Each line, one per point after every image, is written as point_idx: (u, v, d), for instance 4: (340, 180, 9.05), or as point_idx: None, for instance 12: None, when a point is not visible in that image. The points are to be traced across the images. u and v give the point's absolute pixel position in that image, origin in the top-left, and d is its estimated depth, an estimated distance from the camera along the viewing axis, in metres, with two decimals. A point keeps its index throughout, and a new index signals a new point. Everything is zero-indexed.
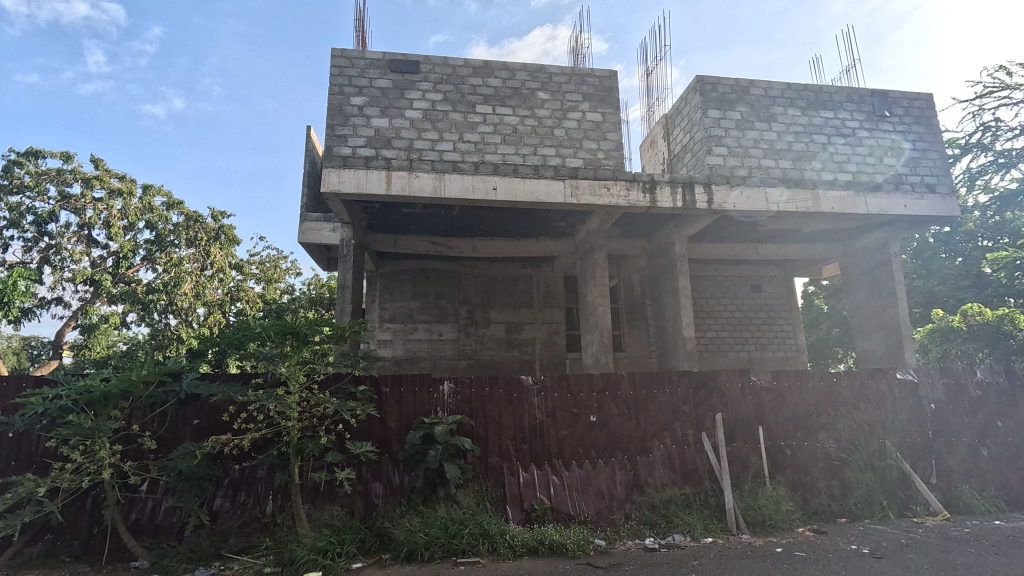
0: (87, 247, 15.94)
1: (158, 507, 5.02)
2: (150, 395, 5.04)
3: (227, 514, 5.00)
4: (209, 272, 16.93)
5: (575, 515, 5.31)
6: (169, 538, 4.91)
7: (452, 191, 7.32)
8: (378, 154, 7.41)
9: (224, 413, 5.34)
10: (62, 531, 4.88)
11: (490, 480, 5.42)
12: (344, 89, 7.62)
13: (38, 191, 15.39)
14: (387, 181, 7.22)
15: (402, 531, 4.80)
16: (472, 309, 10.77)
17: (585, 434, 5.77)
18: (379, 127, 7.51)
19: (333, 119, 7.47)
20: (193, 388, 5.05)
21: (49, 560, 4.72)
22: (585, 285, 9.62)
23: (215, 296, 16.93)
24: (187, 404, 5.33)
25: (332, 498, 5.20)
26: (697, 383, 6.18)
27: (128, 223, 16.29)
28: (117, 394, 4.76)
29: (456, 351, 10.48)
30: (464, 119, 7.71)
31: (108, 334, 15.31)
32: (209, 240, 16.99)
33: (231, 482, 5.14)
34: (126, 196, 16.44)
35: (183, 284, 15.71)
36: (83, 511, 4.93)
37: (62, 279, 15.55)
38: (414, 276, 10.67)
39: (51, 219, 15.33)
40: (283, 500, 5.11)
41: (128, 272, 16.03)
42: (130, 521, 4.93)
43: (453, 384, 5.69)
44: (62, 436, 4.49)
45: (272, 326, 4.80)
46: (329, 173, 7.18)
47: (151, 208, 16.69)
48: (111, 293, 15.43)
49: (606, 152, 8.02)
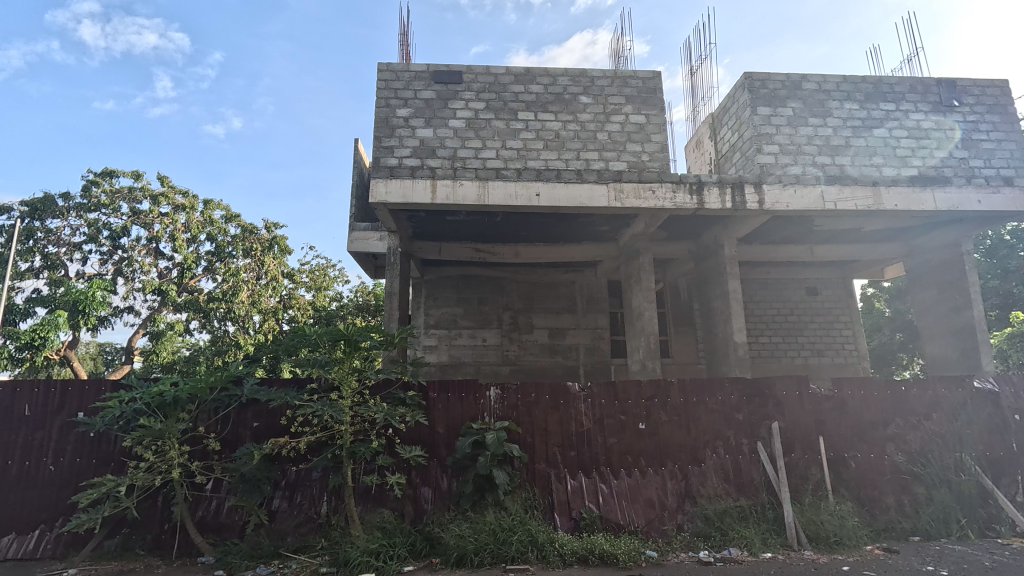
0: (155, 259, 17.08)
1: (222, 505, 5.29)
2: (214, 399, 5.31)
3: (285, 514, 5.21)
4: (264, 281, 17.74)
5: (624, 524, 5.19)
6: (232, 536, 5.14)
7: (496, 197, 7.40)
8: (423, 164, 7.59)
9: (281, 416, 5.56)
10: (136, 526, 5.20)
11: (537, 488, 5.40)
12: (389, 101, 7.82)
13: (113, 208, 16.63)
14: (433, 190, 7.40)
15: (452, 536, 4.83)
16: (515, 315, 10.79)
17: (633, 442, 5.66)
18: (423, 137, 7.67)
19: (380, 131, 7.69)
20: (253, 393, 5.29)
21: (125, 553, 5.05)
22: (630, 291, 9.42)
23: (269, 303, 17.78)
24: (247, 407, 5.59)
25: (383, 502, 5.32)
26: (751, 390, 5.94)
27: (191, 236, 17.36)
28: (186, 397, 5.04)
29: (500, 357, 10.52)
30: (507, 126, 7.77)
31: (173, 340, 16.38)
32: (263, 251, 17.91)
33: (289, 484, 5.35)
34: (189, 211, 17.52)
35: (240, 293, 16.64)
36: (155, 507, 5.24)
37: (133, 289, 16.71)
38: (457, 282, 10.81)
39: (123, 234, 16.53)
40: (337, 501, 5.27)
41: (191, 282, 17.08)
42: (196, 519, 5.21)
43: (499, 390, 5.71)
44: (136, 436, 4.78)
45: (326, 334, 4.97)
46: (377, 183, 7.40)
47: (211, 221, 17.73)
48: (176, 302, 16.49)
49: (651, 154, 7.87)
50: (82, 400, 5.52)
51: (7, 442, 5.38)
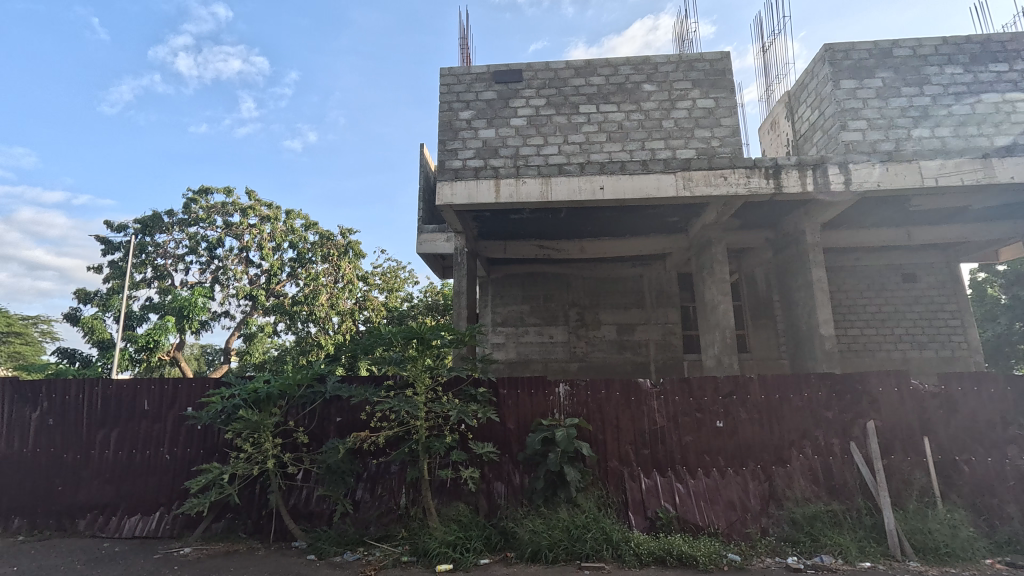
0: (246, 267, 18.59)
1: (311, 495, 5.66)
2: (301, 395, 5.70)
3: (367, 504, 5.50)
4: (341, 284, 18.78)
5: (703, 525, 5.00)
6: (321, 523, 5.50)
7: (560, 193, 7.36)
8: (486, 164, 7.70)
9: (361, 411, 5.86)
10: (238, 511, 5.68)
11: (610, 486, 5.33)
12: (452, 105, 8.00)
13: (209, 222, 18.28)
14: (496, 189, 7.49)
15: (526, 531, 4.87)
16: (582, 311, 10.68)
17: (710, 440, 5.43)
18: (486, 137, 7.78)
19: (444, 134, 7.89)
20: (335, 389, 5.62)
21: (230, 535, 5.55)
22: (702, 283, 9.04)
23: (347, 305, 18.80)
24: (330, 403, 5.94)
25: (458, 495, 5.47)
26: (842, 387, 5.51)
27: (276, 244, 18.72)
28: (277, 394, 5.45)
29: (568, 354, 10.48)
30: (568, 121, 7.70)
31: (263, 341, 17.81)
32: (340, 256, 18.97)
33: (370, 476, 5.63)
34: (274, 221, 18.90)
35: (320, 296, 17.75)
36: (253, 495, 5.70)
37: (228, 295, 18.29)
38: (523, 280, 10.87)
39: (219, 245, 18.12)
40: (414, 494, 5.48)
41: (277, 287, 18.43)
42: (289, 506, 5.61)
43: (568, 387, 5.69)
44: (236, 429, 5.23)
45: (400, 333, 5.18)
46: (442, 186, 7.60)
47: (293, 230, 19.03)
48: (265, 306, 17.87)
49: (721, 139, 7.50)
50: (190, 395, 6.12)
51: (132, 433, 6.08)
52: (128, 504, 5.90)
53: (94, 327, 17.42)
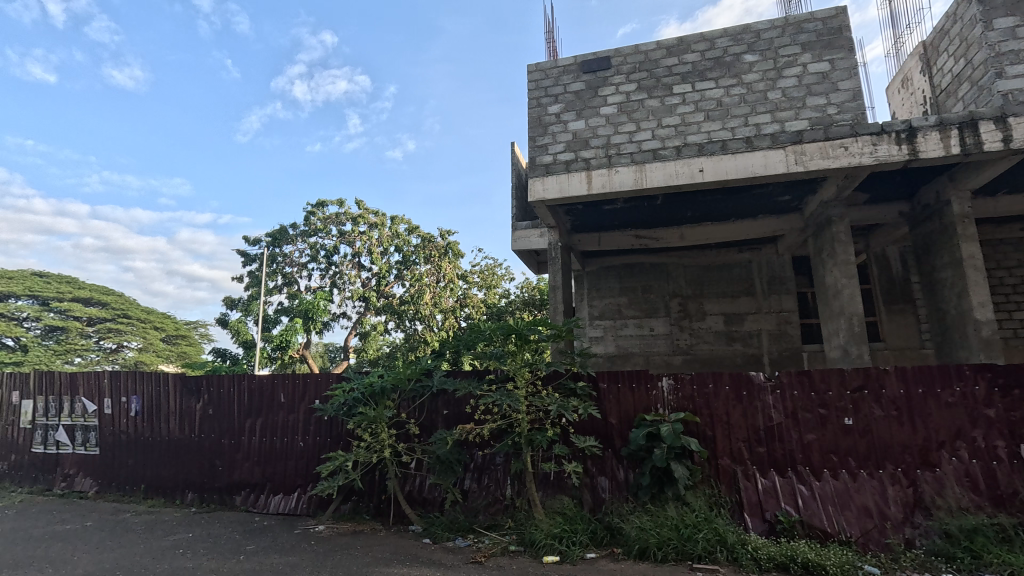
0: (358, 271, 20.21)
1: (424, 482, 6.03)
2: (411, 389, 6.09)
3: (475, 494, 5.74)
4: (443, 283, 19.72)
5: (833, 532, 4.53)
6: (434, 510, 5.84)
7: (655, 180, 7.07)
8: (577, 156, 7.62)
9: (466, 405, 6.12)
10: (362, 495, 6.23)
11: (722, 485, 5.05)
12: (541, 100, 8.03)
13: (326, 231, 20.13)
14: (589, 181, 7.39)
15: (632, 528, 4.77)
16: (684, 301, 10.20)
17: (838, 439, 4.93)
18: (575, 130, 7.70)
19: (534, 131, 7.94)
20: (441, 383, 5.93)
21: (356, 516, 6.10)
22: (822, 266, 8.19)
23: (448, 303, 19.70)
24: (437, 396, 6.28)
25: (562, 489, 5.51)
26: (1006, 380, 4.73)
27: (383, 249, 20.13)
28: (390, 387, 5.87)
29: (671, 347, 10.07)
30: (662, 103, 7.36)
31: (376, 338, 19.38)
32: (440, 256, 19.92)
33: (477, 466, 5.88)
34: (380, 227, 20.32)
35: (424, 295, 18.83)
36: (374, 480, 6.21)
37: (345, 297, 20.02)
38: (620, 272, 10.62)
39: (335, 252, 19.89)
40: (519, 485, 5.62)
41: (386, 288, 19.82)
42: (406, 492, 6.04)
43: (672, 380, 5.47)
44: (356, 420, 5.72)
45: (499, 328, 5.32)
46: (534, 182, 7.67)
47: (397, 234, 20.33)
48: (376, 306, 19.35)
49: (839, 106, 6.73)
50: (318, 389, 6.81)
51: (273, 422, 6.90)
52: (273, 484, 6.71)
53: (239, 329, 20.02)
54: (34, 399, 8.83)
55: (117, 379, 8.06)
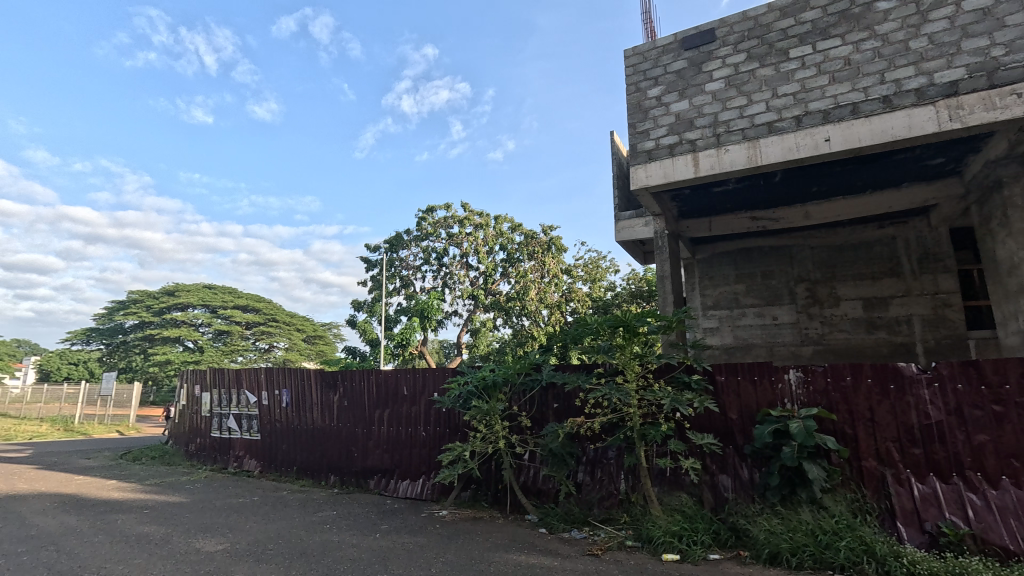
0: (467, 270, 21.13)
1: (538, 474, 6.17)
2: (521, 382, 6.25)
3: (589, 487, 5.74)
4: (547, 279, 19.91)
5: (1017, 550, 3.83)
6: (549, 501, 5.94)
7: (772, 155, 6.49)
8: (682, 139, 7.26)
9: (576, 398, 6.14)
10: (480, 483, 6.54)
11: (867, 489, 4.52)
12: (640, 85, 7.76)
13: (436, 235, 21.33)
14: (695, 163, 7.00)
15: (760, 530, 4.46)
16: (812, 287, 9.24)
17: (1020, 441, 4.16)
18: (679, 110, 7.33)
19: (634, 117, 7.71)
20: (550, 377, 6.01)
21: (476, 503, 6.42)
22: (991, 238, 6.93)
23: (554, 298, 19.84)
24: (547, 390, 6.37)
25: (679, 485, 5.32)
26: None
27: (489, 248, 20.84)
28: (502, 381, 6.09)
29: (798, 337, 9.19)
30: (776, 71, 6.73)
31: (486, 335, 20.13)
32: (544, 252, 20.13)
33: (589, 460, 5.87)
34: (485, 227, 21.05)
35: (530, 291, 19.17)
36: (490, 470, 6.48)
37: (456, 296, 21.07)
38: (735, 257, 9.92)
39: (445, 253, 21.00)
40: (634, 481, 5.52)
41: (493, 286, 20.51)
42: (521, 482, 6.22)
43: (801, 373, 5.01)
44: (472, 412, 6.00)
45: (606, 321, 5.25)
46: (637, 170, 7.44)
47: (502, 233, 20.91)
48: (485, 304, 20.10)
49: (1008, 45, 5.63)
50: (436, 383, 7.26)
51: (398, 412, 7.50)
52: (400, 469, 7.30)
53: (365, 329, 21.98)
54: (211, 391, 10.51)
55: (271, 374, 9.30)
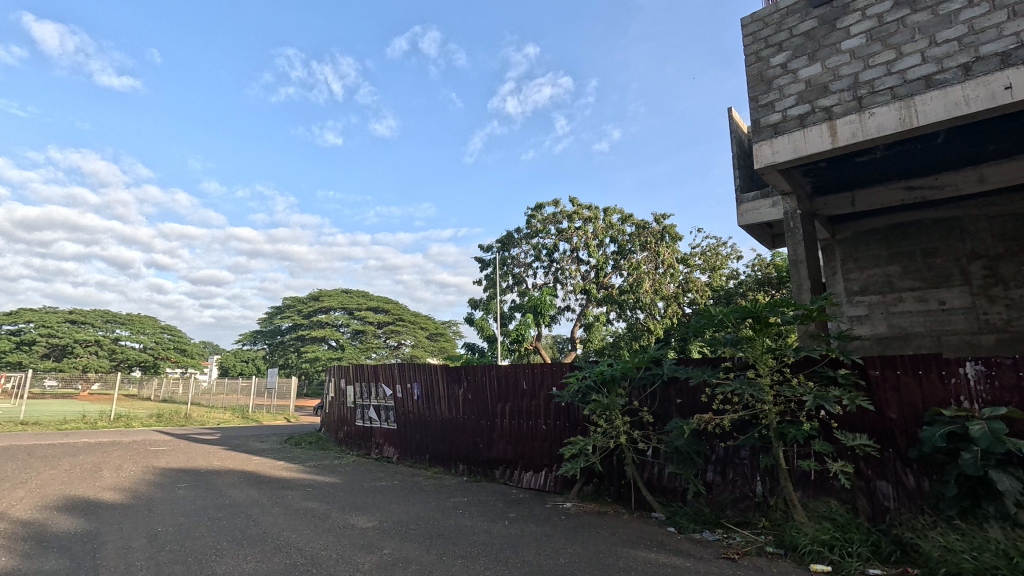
0: (577, 265, 21.08)
1: (663, 471, 5.98)
2: (641, 377, 6.11)
3: (720, 487, 5.44)
4: (662, 269, 19.13)
5: None
6: (677, 499, 5.73)
7: (931, 114, 5.58)
8: (814, 107, 6.54)
9: (702, 393, 5.86)
10: (603, 478, 6.52)
11: None
12: (761, 54, 7.14)
13: (545, 231, 21.57)
14: (832, 132, 6.27)
15: (934, 547, 3.88)
16: (993, 263, 7.76)
17: None
18: (810, 76, 6.61)
19: (755, 90, 7.12)
20: (672, 371, 5.79)
21: (599, 498, 6.41)
22: None
23: (670, 289, 19.01)
24: (669, 384, 6.15)
25: (827, 491, 4.82)
26: None
27: (599, 241, 20.57)
28: (621, 375, 6.01)
29: (975, 324, 7.80)
30: (934, 14, 5.76)
31: (600, 329, 19.92)
32: (657, 242, 19.37)
33: (719, 459, 5.55)
34: (595, 221, 20.81)
35: (644, 283, 18.55)
36: (612, 465, 6.42)
37: (568, 291, 21.13)
38: (886, 235, 8.69)
39: (555, 249, 21.15)
40: (772, 483, 5.14)
41: (605, 279, 20.23)
42: (645, 479, 6.08)
43: (981, 367, 4.27)
44: (592, 407, 5.99)
45: (732, 312, 4.92)
46: (761, 147, 6.87)
47: (612, 225, 20.53)
48: (597, 298, 19.89)
49: None
50: (554, 377, 7.38)
51: (519, 406, 7.75)
52: (523, 461, 7.54)
53: (482, 326, 22.95)
54: (354, 384, 11.74)
55: (403, 369, 10.13)
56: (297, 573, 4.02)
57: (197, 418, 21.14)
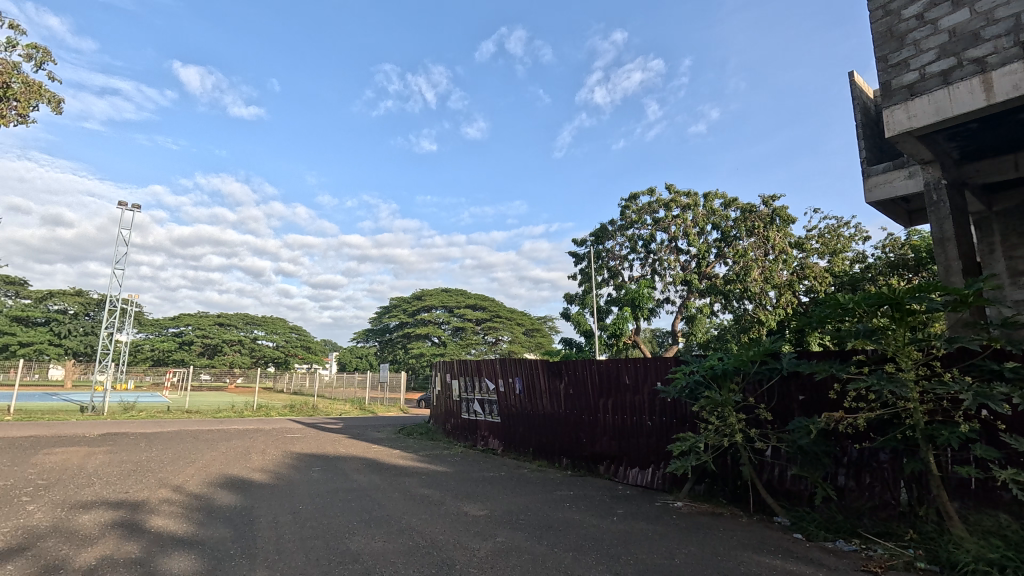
0: (676, 255, 20.18)
1: (785, 473, 5.54)
2: (757, 371, 5.71)
3: (855, 493, 4.94)
4: (773, 256, 17.69)
5: None
6: (803, 505, 5.29)
7: None
8: (961, 60, 5.67)
9: (830, 389, 5.35)
10: (716, 478, 6.20)
11: None
12: (890, 7, 6.33)
13: (641, 222, 20.90)
14: (986, 87, 5.37)
15: None
16: None
17: None
18: (955, 24, 5.73)
19: (883, 49, 6.33)
20: (793, 365, 5.34)
21: (713, 498, 6.10)
22: None
23: (783, 277, 17.54)
24: (789, 380, 5.69)
25: (992, 503, 4.18)
26: None
27: (700, 229, 19.51)
28: (733, 370, 5.67)
29: None
30: None
31: (704, 322, 18.93)
32: (766, 226, 17.96)
33: (852, 462, 5.03)
34: (694, 207, 19.77)
35: (752, 271, 17.26)
36: (727, 465, 6.08)
37: (667, 283, 20.32)
38: None
39: (652, 240, 20.43)
40: (920, 491, 4.56)
41: (707, 269, 19.20)
42: (764, 480, 5.69)
43: None
44: (702, 403, 5.71)
45: (864, 299, 4.42)
46: (893, 112, 6.09)
47: (713, 211, 19.38)
48: (700, 288, 18.92)
49: None
50: (658, 372, 7.15)
51: (622, 401, 7.61)
52: (629, 457, 7.40)
53: (579, 320, 22.84)
54: (458, 378, 12.28)
55: (504, 364, 10.40)
56: (420, 554, 4.31)
57: (322, 409, 23.41)
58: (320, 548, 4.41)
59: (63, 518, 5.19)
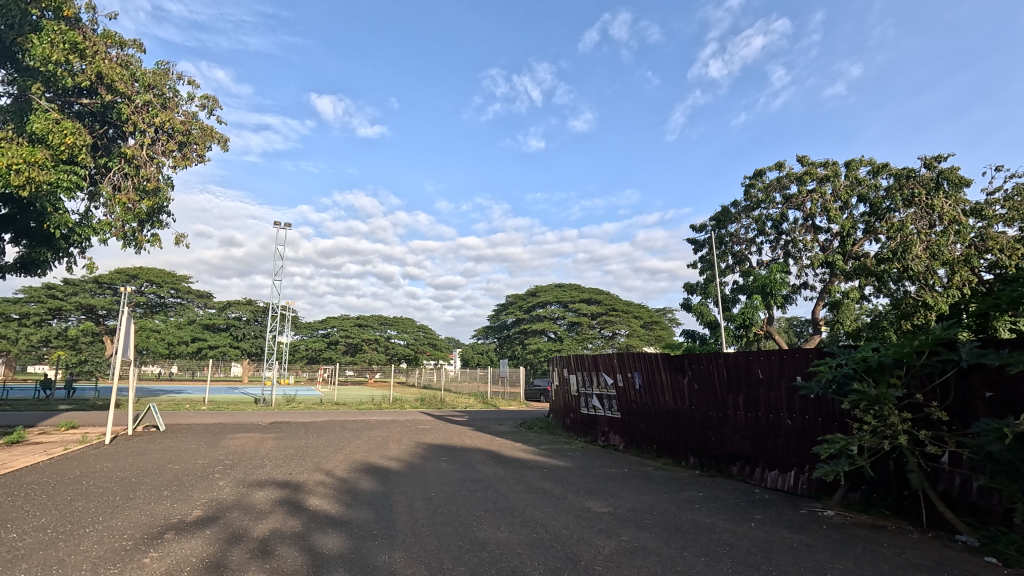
0: (814, 234, 18.04)
1: (969, 484, 4.65)
2: (924, 364, 4.86)
3: None
4: (941, 228, 15.01)
5: None
6: (996, 523, 4.40)
7: None
8: None
9: None
10: (876, 486, 5.41)
11: None
12: None
13: (769, 201, 19.01)
14: None
15: None
16: None
17: None
18: None
19: None
20: (976, 356, 4.46)
21: (872, 509, 5.34)
22: None
23: (955, 252, 14.81)
24: (970, 373, 4.77)
25: None
26: None
27: (843, 202, 17.25)
28: (893, 362, 4.89)
29: None
30: None
31: (852, 308, 16.69)
32: (929, 193, 15.41)
33: None
34: (834, 179, 17.54)
35: (914, 247, 14.72)
36: (889, 471, 5.28)
37: (804, 266, 18.27)
38: None
39: (783, 219, 18.48)
40: None
41: (854, 248, 17.03)
42: (941, 492, 4.83)
43: None
44: (853, 400, 5.02)
45: None
46: None
47: (859, 180, 17.03)
48: (846, 270, 16.79)
49: None
50: (797, 365, 6.46)
51: (755, 398, 6.97)
52: (766, 459, 6.77)
53: (703, 311, 21.44)
54: (575, 373, 12.23)
55: (622, 359, 10.12)
56: (543, 547, 4.36)
57: (448, 403, 24.87)
58: (450, 534, 4.66)
59: (244, 493, 6.13)
